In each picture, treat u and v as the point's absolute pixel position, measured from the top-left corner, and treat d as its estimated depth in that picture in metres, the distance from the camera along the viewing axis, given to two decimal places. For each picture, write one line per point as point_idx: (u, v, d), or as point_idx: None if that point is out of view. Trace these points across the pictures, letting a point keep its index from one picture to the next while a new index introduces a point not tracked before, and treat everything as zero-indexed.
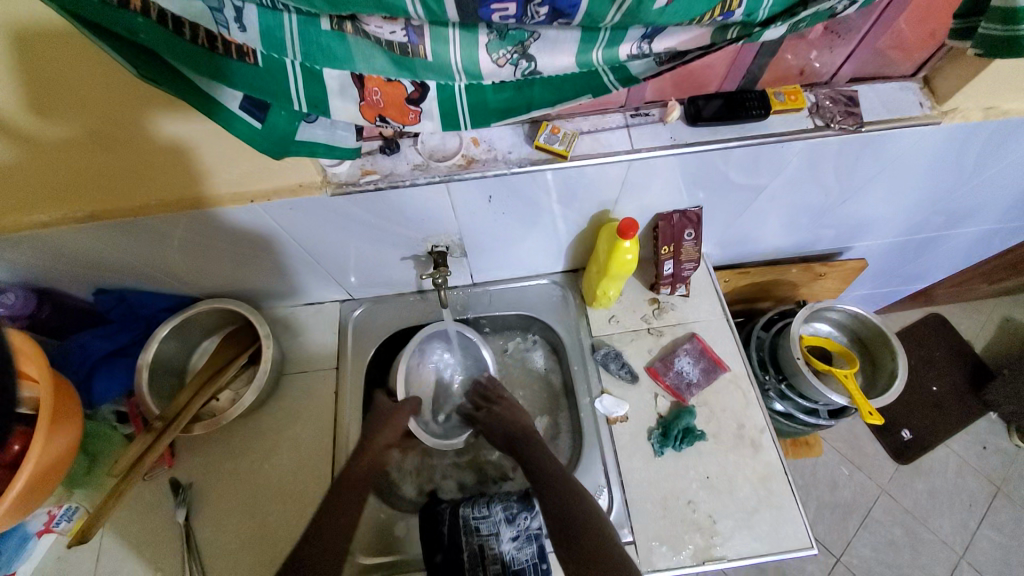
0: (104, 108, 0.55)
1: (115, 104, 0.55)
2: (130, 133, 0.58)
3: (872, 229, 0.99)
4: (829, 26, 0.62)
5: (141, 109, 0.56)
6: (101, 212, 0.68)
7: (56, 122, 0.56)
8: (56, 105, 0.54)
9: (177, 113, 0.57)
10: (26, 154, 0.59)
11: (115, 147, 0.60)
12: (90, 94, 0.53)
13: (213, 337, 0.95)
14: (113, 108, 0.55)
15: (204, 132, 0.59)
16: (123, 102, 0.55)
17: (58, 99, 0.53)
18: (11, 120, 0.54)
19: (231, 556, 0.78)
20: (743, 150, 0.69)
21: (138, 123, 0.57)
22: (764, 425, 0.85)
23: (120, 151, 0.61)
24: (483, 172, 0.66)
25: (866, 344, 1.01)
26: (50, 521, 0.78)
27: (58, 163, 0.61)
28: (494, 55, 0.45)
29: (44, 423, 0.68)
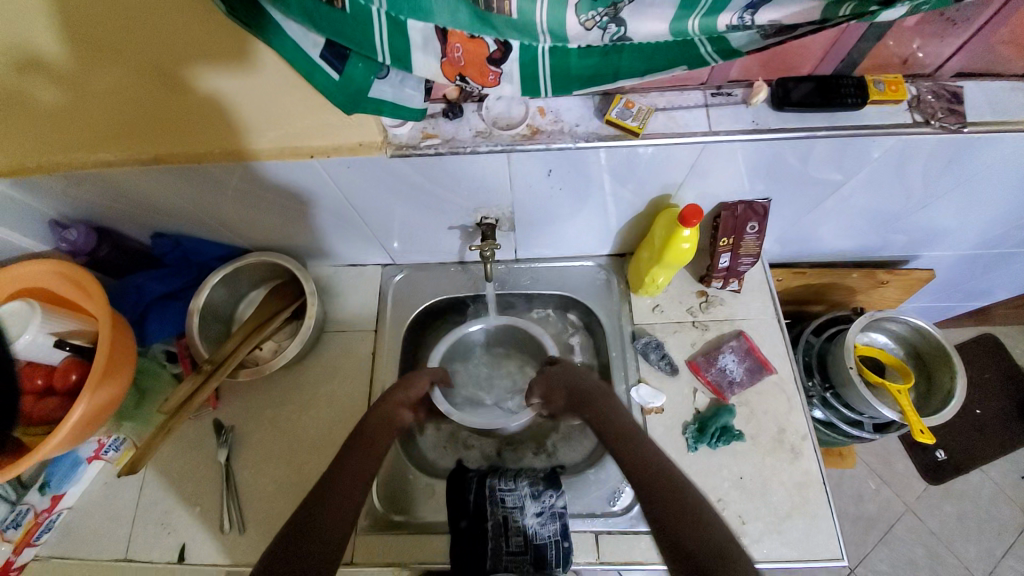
0: (147, 56, 0.56)
1: (157, 52, 0.56)
2: (171, 83, 0.59)
3: (946, 241, 0.92)
4: (944, 13, 0.56)
5: (183, 61, 0.57)
6: (139, 161, 0.68)
7: (101, 67, 0.57)
8: (101, 48, 0.55)
9: (218, 67, 0.57)
10: (103, 95, 0.61)
11: (184, 94, 0.61)
12: (135, 40, 0.55)
13: (260, 289, 0.97)
14: (156, 55, 0.56)
15: (241, 88, 0.60)
16: (167, 51, 0.56)
17: (104, 44, 0.55)
18: (61, 62, 0.57)
19: (266, 498, 0.82)
20: (829, 140, 0.63)
21: (180, 75, 0.58)
22: (807, 432, 0.82)
23: (189, 99, 0.61)
24: (547, 144, 0.64)
25: (923, 359, 0.95)
26: (100, 449, 0.83)
27: (104, 110, 0.62)
28: (582, 17, 0.42)
29: (99, 363, 0.71)
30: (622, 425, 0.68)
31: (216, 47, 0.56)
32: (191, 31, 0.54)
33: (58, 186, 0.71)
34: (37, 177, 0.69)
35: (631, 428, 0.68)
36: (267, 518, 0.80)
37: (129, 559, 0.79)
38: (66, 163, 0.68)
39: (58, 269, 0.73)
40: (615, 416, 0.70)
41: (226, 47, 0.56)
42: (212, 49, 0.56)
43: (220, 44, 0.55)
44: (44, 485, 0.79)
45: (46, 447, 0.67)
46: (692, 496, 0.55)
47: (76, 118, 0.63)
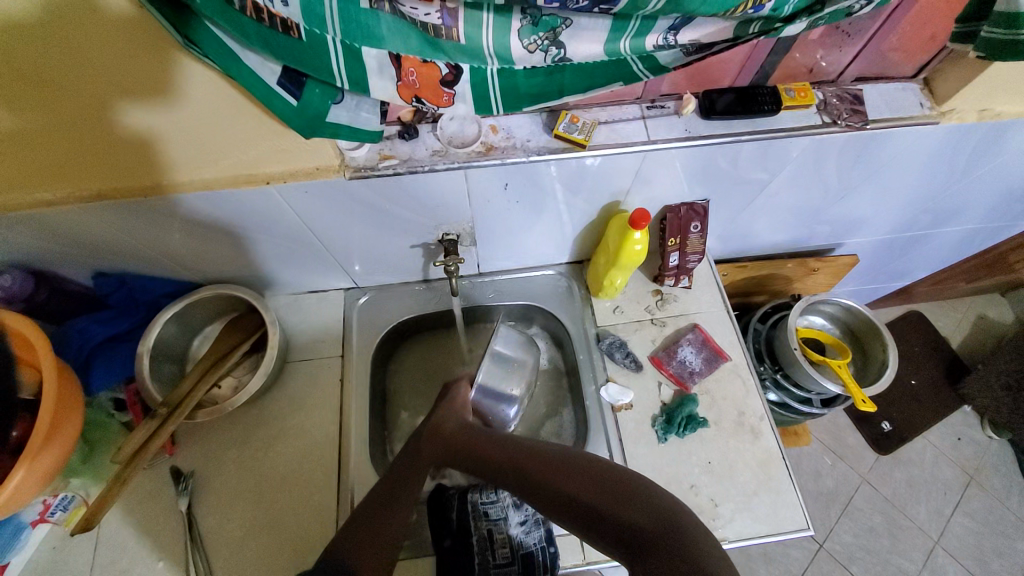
0: (61, 94, 0.53)
1: (73, 90, 0.53)
2: (89, 116, 0.56)
3: (864, 228, 1.03)
4: (839, 26, 0.65)
5: (103, 96, 0.54)
6: (68, 200, 0.65)
7: (3, 106, 0.53)
8: (3, 88, 0.51)
9: (141, 100, 0.55)
10: (29, 135, 0.57)
11: (121, 133, 0.59)
12: (46, 77, 0.51)
13: (215, 323, 0.93)
14: (71, 91, 0.53)
15: (170, 120, 0.58)
16: (85, 87, 0.52)
17: (7, 86, 0.51)
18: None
19: (235, 544, 0.77)
20: (753, 143, 0.70)
21: (101, 111, 0.56)
22: (763, 413, 0.88)
23: (123, 136, 0.59)
24: (502, 159, 0.67)
25: (856, 335, 1.04)
26: (45, 512, 0.76)
27: (26, 152, 0.59)
28: (525, 41, 0.45)
29: (46, 416, 0.67)
30: (522, 451, 0.69)
31: (143, 84, 0.54)
32: (114, 66, 0.51)
33: None
34: None
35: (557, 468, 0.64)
36: (237, 564, 0.76)
37: None
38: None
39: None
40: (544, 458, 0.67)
41: (155, 80, 0.53)
42: (135, 84, 0.53)
43: (147, 78, 0.53)
44: None
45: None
46: (651, 497, 0.57)
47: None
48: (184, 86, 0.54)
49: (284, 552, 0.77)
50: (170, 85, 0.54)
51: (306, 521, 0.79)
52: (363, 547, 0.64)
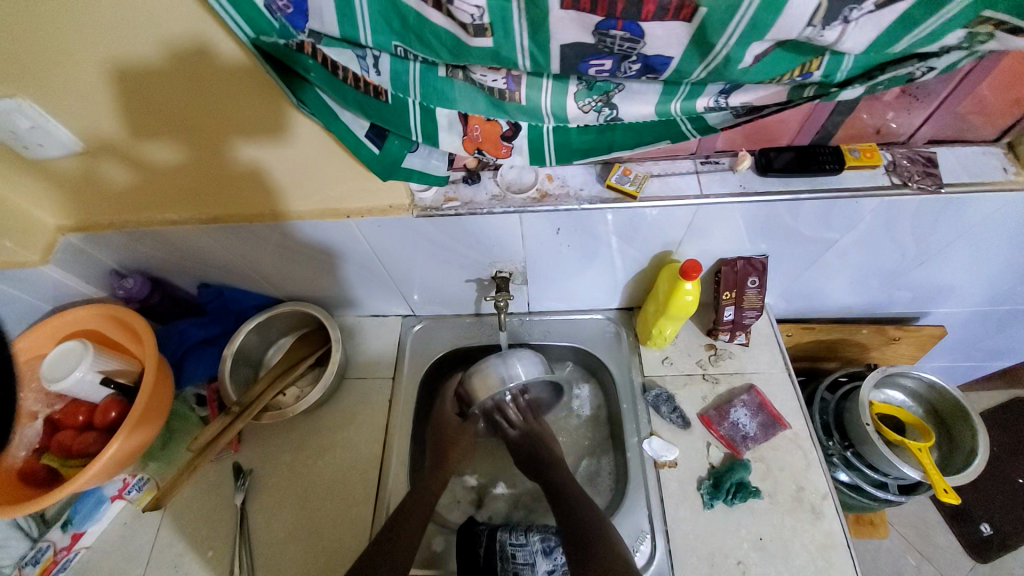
0: (193, 132, 0.65)
1: (204, 129, 0.65)
2: (214, 151, 0.68)
3: (953, 296, 0.94)
4: (907, 90, 0.63)
5: (225, 135, 0.66)
6: (197, 221, 0.79)
7: (155, 142, 0.66)
8: (154, 127, 0.64)
9: (252, 137, 0.66)
10: (164, 167, 0.71)
11: (233, 166, 0.71)
12: (184, 119, 0.63)
13: (289, 336, 1.03)
14: (201, 129, 0.65)
15: (274, 154, 0.69)
16: (210, 126, 0.64)
17: (157, 126, 0.64)
18: (118, 141, 0.66)
19: (276, 546, 0.82)
20: (815, 202, 0.69)
21: (223, 147, 0.67)
22: (827, 492, 0.80)
23: (236, 169, 0.71)
24: (555, 206, 0.71)
25: (942, 417, 0.93)
26: (124, 489, 0.86)
27: (161, 181, 0.73)
28: (581, 103, 0.50)
29: (140, 402, 0.77)
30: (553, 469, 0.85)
31: (251, 124, 0.64)
32: (230, 108, 0.62)
33: (124, 240, 0.82)
34: (106, 232, 0.80)
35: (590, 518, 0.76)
36: (276, 565, 0.81)
37: None
38: (134, 222, 0.79)
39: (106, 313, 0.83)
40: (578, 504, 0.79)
41: (261, 121, 0.64)
42: (247, 125, 0.64)
43: (257, 120, 0.63)
44: (68, 522, 0.82)
45: (77, 481, 0.71)
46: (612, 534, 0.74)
47: (140, 189, 0.74)
48: (283, 126, 0.64)
49: (317, 561, 0.81)
50: (273, 126, 0.64)
51: (340, 533, 0.83)
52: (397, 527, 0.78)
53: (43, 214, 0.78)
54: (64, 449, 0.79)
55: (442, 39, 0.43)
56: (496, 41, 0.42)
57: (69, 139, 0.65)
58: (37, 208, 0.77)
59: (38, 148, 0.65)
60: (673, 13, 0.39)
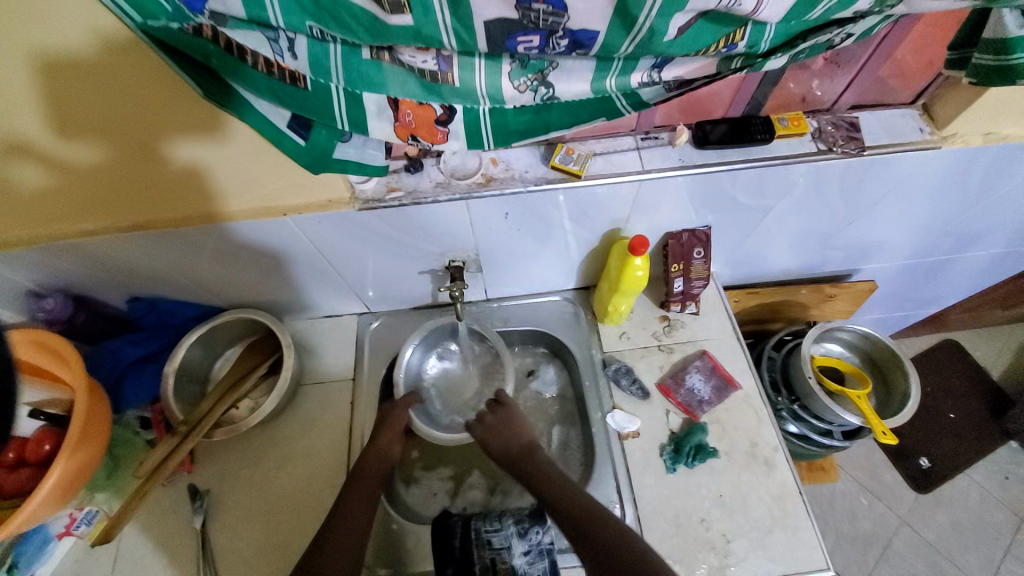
0: (120, 130, 0.59)
1: (132, 126, 0.59)
2: (145, 151, 0.62)
3: (881, 252, 1.01)
4: (829, 57, 0.66)
5: (159, 132, 0.60)
6: (121, 229, 0.72)
7: (75, 142, 0.60)
8: (74, 126, 0.57)
9: (190, 135, 0.61)
10: (84, 170, 0.64)
11: (165, 167, 0.65)
12: (109, 116, 0.57)
13: (236, 347, 0.98)
14: (129, 127, 0.59)
15: (215, 152, 0.64)
16: (141, 124, 0.59)
17: (75, 124, 0.57)
18: (29, 143, 0.58)
19: (243, 564, 0.79)
20: (749, 171, 0.72)
21: (157, 146, 0.62)
22: (777, 444, 0.85)
23: (168, 170, 0.65)
24: (501, 190, 0.70)
25: (877, 364, 1.00)
26: (72, 525, 0.80)
27: (81, 185, 0.66)
28: (516, 82, 0.49)
29: (76, 430, 0.71)
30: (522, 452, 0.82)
31: (189, 120, 0.59)
32: (163, 103, 0.57)
33: (38, 258, 0.74)
34: (15, 251, 0.72)
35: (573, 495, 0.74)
36: None
37: None
38: (51, 235, 0.72)
39: (31, 339, 0.74)
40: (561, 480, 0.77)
41: (199, 117, 0.59)
42: (183, 122, 0.59)
43: (194, 115, 0.58)
44: (14, 565, 0.76)
45: (15, 520, 0.66)
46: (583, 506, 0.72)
47: (55, 195, 0.67)
48: (224, 122, 0.59)
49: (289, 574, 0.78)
50: (213, 122, 0.59)
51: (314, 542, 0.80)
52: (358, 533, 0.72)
53: None
54: None
55: (358, 18, 0.40)
56: (417, 20, 0.40)
57: None
58: None
59: None
60: None
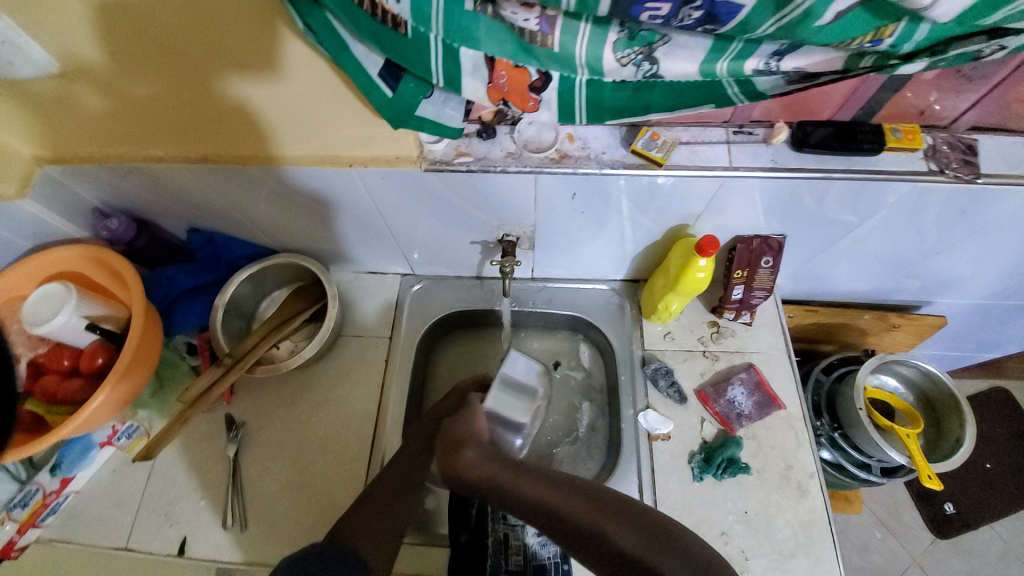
0: (176, 63, 0.58)
1: (189, 60, 0.58)
2: (200, 85, 0.61)
3: (960, 288, 0.93)
4: (960, 69, 0.59)
5: (215, 68, 0.59)
6: (187, 160, 0.73)
7: (133, 77, 0.60)
8: (133, 55, 0.57)
9: (248, 73, 0.59)
10: (144, 104, 0.65)
11: (219, 105, 0.64)
12: (167, 48, 0.56)
13: (283, 289, 0.99)
14: (186, 64, 0.58)
15: (268, 93, 0.62)
16: (197, 57, 0.58)
17: (135, 55, 0.57)
18: (95, 69, 0.60)
19: (270, 496, 0.82)
20: (846, 182, 0.66)
21: (213, 81, 0.61)
22: (814, 471, 0.82)
23: (223, 108, 0.65)
24: (574, 169, 0.67)
25: (933, 406, 0.94)
26: (113, 436, 0.84)
27: (138, 117, 0.67)
28: (619, 55, 0.45)
29: (126, 355, 0.74)
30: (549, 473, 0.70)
31: (245, 57, 0.57)
32: (221, 37, 0.55)
33: (105, 176, 0.76)
34: (86, 166, 0.74)
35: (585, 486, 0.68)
36: (270, 515, 0.81)
37: (130, 546, 0.81)
38: (119, 157, 0.73)
39: (85, 254, 0.79)
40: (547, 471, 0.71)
41: (255, 53, 0.57)
42: (241, 58, 0.58)
43: (250, 53, 0.57)
44: (57, 466, 0.81)
45: (60, 432, 0.69)
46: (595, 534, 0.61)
47: (120, 123, 0.68)
48: (280, 59, 0.57)
49: (311, 514, 0.81)
50: (269, 60, 0.58)
51: (335, 487, 0.83)
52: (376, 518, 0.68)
53: (14, 141, 0.71)
54: (48, 395, 0.76)
55: None
56: None
57: (42, 57, 0.58)
58: (7, 135, 0.70)
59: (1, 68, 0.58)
60: None
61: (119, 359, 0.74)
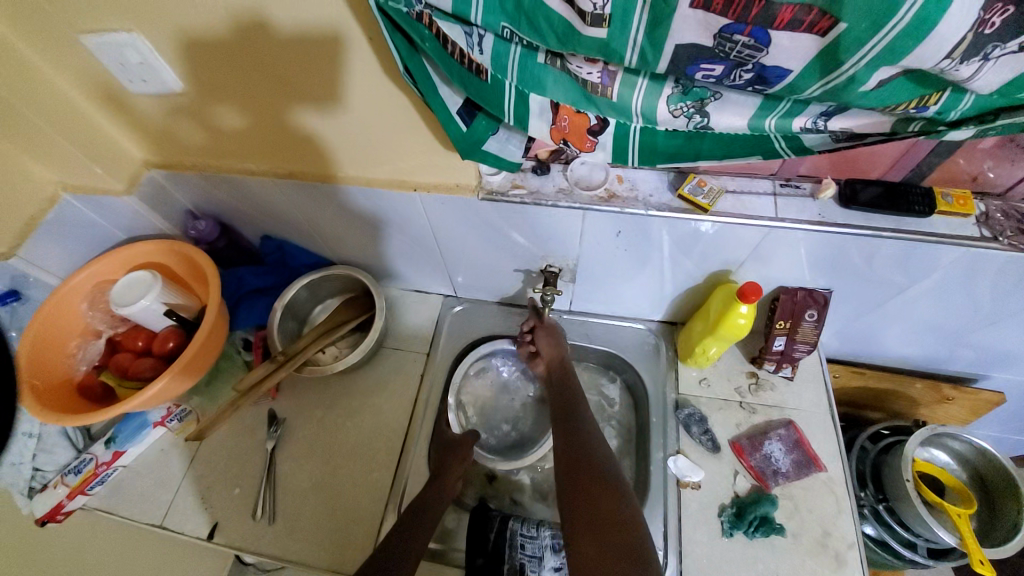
0: (253, 96, 0.69)
1: (262, 97, 0.69)
2: (273, 117, 0.72)
3: (1023, 365, 0.88)
4: (1015, 140, 0.59)
5: (285, 100, 0.69)
6: (271, 174, 0.82)
7: (219, 106, 0.72)
8: (223, 90, 0.69)
9: (312, 106, 0.69)
10: (231, 134, 0.77)
11: (290, 134, 0.75)
12: (249, 85, 0.67)
13: (336, 298, 1.07)
14: (261, 99, 0.69)
15: (323, 121, 0.71)
16: (268, 94, 0.68)
17: (223, 90, 0.69)
18: (192, 105, 0.73)
19: (298, 493, 0.86)
20: (895, 242, 0.66)
21: (286, 113, 0.71)
22: (854, 542, 0.77)
23: (293, 138, 0.75)
24: (621, 208, 0.70)
25: (988, 486, 0.87)
26: (165, 417, 0.91)
27: (222, 141, 0.79)
28: (672, 107, 0.49)
29: (191, 349, 0.81)
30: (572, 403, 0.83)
31: (308, 93, 0.67)
32: (287, 78, 0.65)
33: (200, 183, 0.86)
34: (187, 174, 0.85)
35: (613, 493, 0.67)
36: (296, 512, 0.84)
37: (164, 525, 0.85)
38: (213, 168, 0.84)
39: (157, 247, 0.89)
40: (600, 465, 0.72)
41: (320, 87, 0.66)
42: (305, 90, 0.67)
43: (310, 88, 0.66)
44: (111, 439, 0.87)
45: (121, 407, 0.76)
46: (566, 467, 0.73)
47: (210, 146, 0.80)
48: (336, 96, 0.67)
49: (334, 513, 0.84)
50: (327, 97, 0.67)
51: (361, 492, 0.86)
52: (411, 538, 0.71)
53: (132, 148, 0.83)
54: (121, 369, 0.86)
55: (553, 25, 0.42)
56: (610, 33, 0.41)
57: (170, 80, 0.69)
58: (127, 142, 0.82)
59: (140, 84, 0.70)
60: (807, 26, 0.37)
61: (186, 349, 0.81)
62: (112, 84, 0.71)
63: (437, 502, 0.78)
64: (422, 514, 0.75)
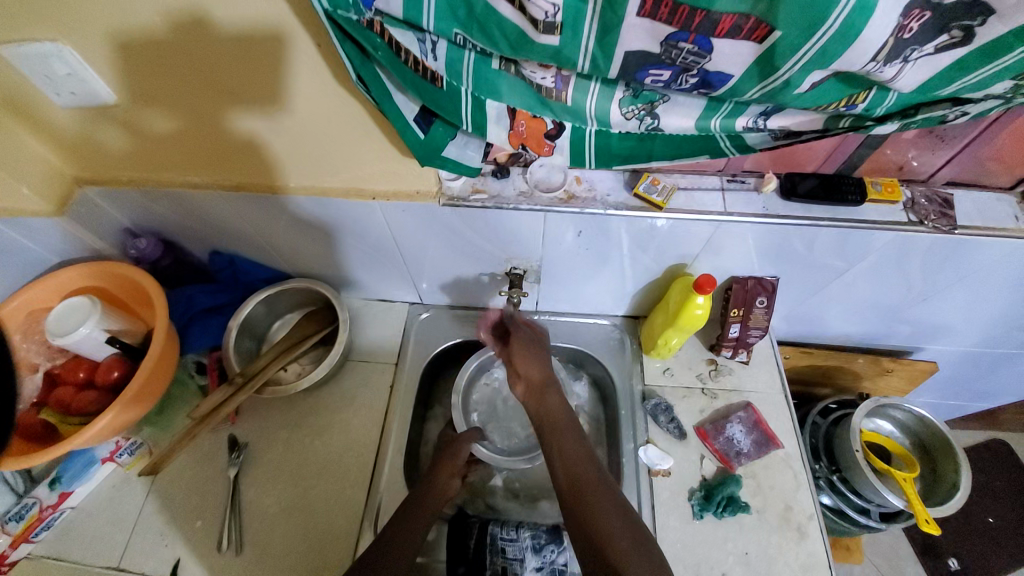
0: (191, 102, 0.66)
1: (201, 100, 0.65)
2: (213, 122, 0.69)
3: (948, 335, 0.97)
4: (933, 130, 0.65)
5: (222, 105, 0.66)
6: (219, 187, 0.78)
7: (153, 112, 0.68)
8: (155, 98, 0.65)
9: (258, 110, 0.66)
10: (169, 142, 0.72)
11: (230, 138, 0.71)
12: (188, 90, 0.64)
13: (295, 312, 1.03)
14: (200, 104, 0.66)
15: (269, 126, 0.69)
16: (209, 99, 0.65)
17: (158, 96, 0.65)
18: (122, 112, 0.68)
19: (267, 519, 0.82)
20: (833, 230, 0.71)
21: (221, 116, 0.68)
22: (813, 513, 0.82)
23: (235, 142, 0.72)
24: (581, 209, 0.72)
25: (928, 450, 0.95)
26: (114, 452, 0.84)
27: (159, 151, 0.74)
28: (625, 109, 0.51)
29: (137, 380, 0.76)
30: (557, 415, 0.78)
31: (254, 96, 0.64)
32: (229, 82, 0.62)
33: (139, 198, 0.81)
34: (124, 189, 0.79)
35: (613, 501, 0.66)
36: (265, 540, 0.81)
37: (120, 568, 0.79)
38: (152, 181, 0.79)
39: (87, 270, 0.82)
40: (613, 502, 0.66)
41: (261, 90, 0.63)
42: (246, 95, 0.64)
43: (255, 90, 0.63)
44: (56, 480, 0.80)
45: (64, 446, 0.71)
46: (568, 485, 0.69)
47: (146, 158, 0.75)
48: (281, 97, 0.64)
49: (307, 537, 0.81)
50: (271, 98, 0.64)
51: (334, 511, 0.83)
52: (387, 552, 0.68)
53: (58, 164, 0.77)
54: (63, 405, 0.79)
55: (507, 33, 0.43)
56: (562, 41, 0.42)
57: (99, 91, 0.64)
58: (52, 157, 0.76)
59: (67, 96, 0.65)
60: (746, 33, 0.39)
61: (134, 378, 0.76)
62: (30, 94, 0.65)
63: (416, 510, 0.75)
64: (402, 519, 0.73)
